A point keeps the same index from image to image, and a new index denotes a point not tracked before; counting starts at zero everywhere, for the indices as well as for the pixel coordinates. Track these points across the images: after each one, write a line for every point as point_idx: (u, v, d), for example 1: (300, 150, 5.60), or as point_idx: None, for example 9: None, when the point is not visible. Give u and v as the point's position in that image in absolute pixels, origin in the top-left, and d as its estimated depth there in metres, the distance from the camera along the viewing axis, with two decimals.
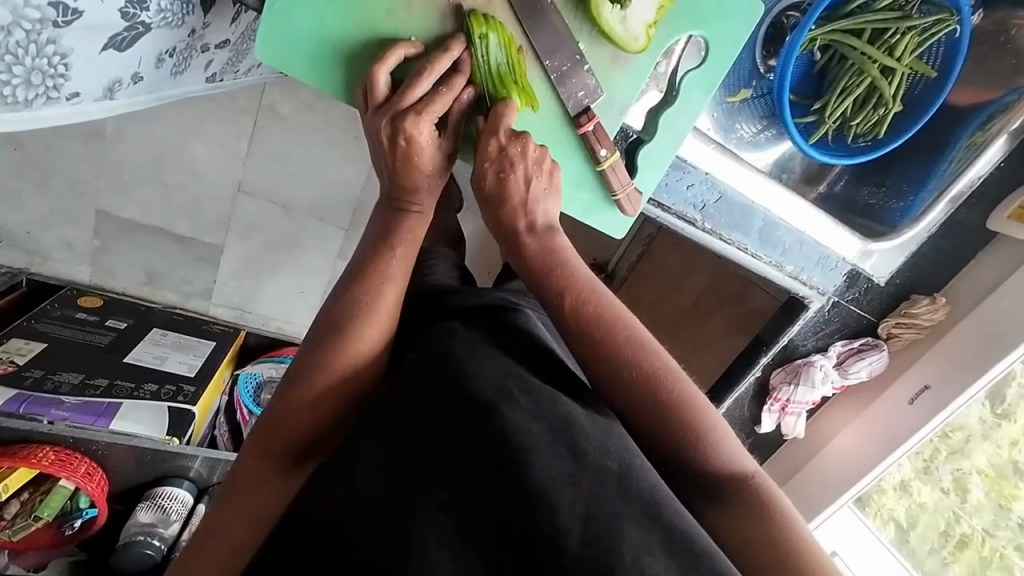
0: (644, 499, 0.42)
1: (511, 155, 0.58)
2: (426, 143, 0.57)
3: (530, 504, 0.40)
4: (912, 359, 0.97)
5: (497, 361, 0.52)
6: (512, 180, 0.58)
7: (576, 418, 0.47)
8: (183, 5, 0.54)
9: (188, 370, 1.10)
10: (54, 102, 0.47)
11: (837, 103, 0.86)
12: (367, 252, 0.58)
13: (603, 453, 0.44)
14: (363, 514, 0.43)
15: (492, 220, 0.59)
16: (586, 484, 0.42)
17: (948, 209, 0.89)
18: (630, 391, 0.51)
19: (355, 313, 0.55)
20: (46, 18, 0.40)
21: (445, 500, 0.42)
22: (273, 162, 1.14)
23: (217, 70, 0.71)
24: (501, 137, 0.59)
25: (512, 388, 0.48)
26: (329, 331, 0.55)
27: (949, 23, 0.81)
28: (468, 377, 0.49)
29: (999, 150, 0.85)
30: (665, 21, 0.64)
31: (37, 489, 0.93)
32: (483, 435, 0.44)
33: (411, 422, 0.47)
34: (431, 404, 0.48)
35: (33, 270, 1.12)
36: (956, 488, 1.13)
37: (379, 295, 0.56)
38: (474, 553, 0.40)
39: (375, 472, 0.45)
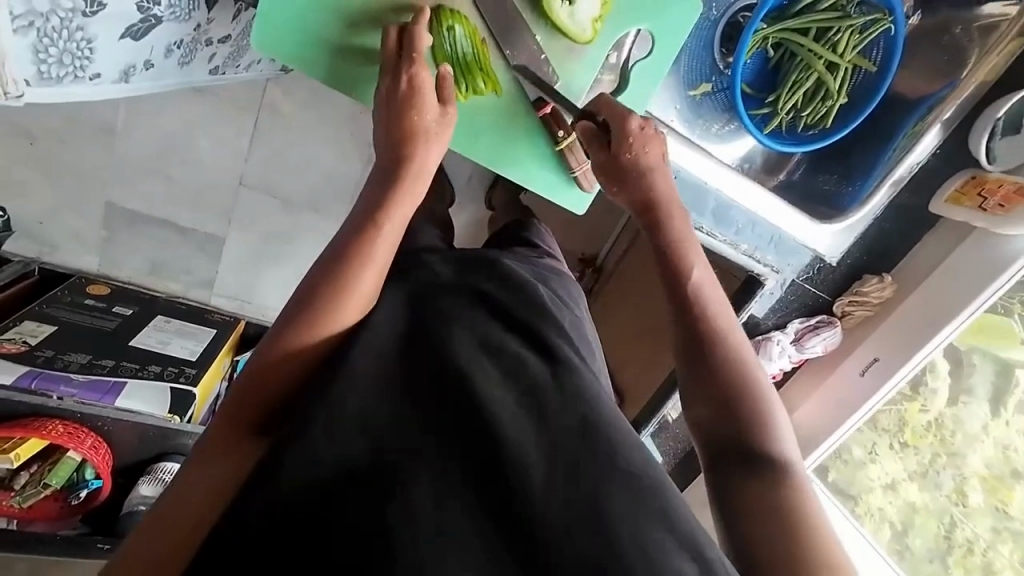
0: (605, 453, 0.49)
1: (652, 132, 0.64)
2: (425, 87, 0.61)
3: (502, 455, 0.48)
4: (865, 336, 1.03)
5: (478, 332, 0.57)
6: (649, 159, 0.64)
7: (543, 383, 0.54)
8: (190, 2, 0.62)
9: (189, 354, 1.17)
10: (79, 81, 0.55)
11: (788, 96, 0.94)
12: (354, 223, 0.57)
13: (568, 412, 0.52)
14: (355, 472, 0.48)
15: (633, 192, 0.65)
16: (550, 439, 0.49)
17: (890, 192, 0.96)
18: (713, 365, 0.59)
19: (331, 292, 0.55)
20: (76, 8, 0.48)
21: (432, 456, 0.48)
22: (272, 156, 1.22)
23: (219, 63, 0.79)
24: (636, 119, 0.65)
25: (485, 356, 0.55)
26: (312, 301, 0.55)
27: (883, 22, 0.88)
28: (450, 347, 0.55)
29: (935, 137, 0.92)
30: (611, 17, 0.72)
31: (43, 464, 1.00)
32: (462, 399, 0.51)
33: (399, 388, 0.53)
34: (411, 377, 0.54)
35: (44, 259, 1.21)
36: (957, 491, 1.24)
37: (359, 276, 0.56)
38: (455, 494, 0.47)
39: (363, 443, 0.50)
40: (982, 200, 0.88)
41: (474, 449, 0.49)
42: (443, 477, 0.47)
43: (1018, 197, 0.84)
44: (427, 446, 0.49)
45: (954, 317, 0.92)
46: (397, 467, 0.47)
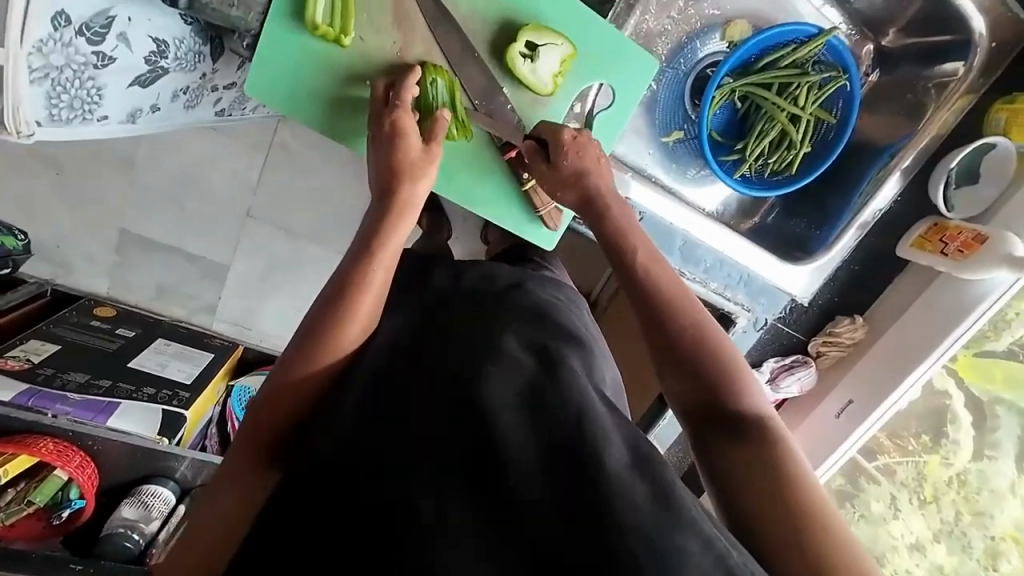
0: (596, 440, 0.47)
1: (586, 139, 0.67)
2: (410, 128, 0.63)
3: (496, 446, 0.48)
4: (839, 378, 1.04)
5: (475, 334, 0.59)
6: (586, 161, 0.68)
7: (539, 380, 0.53)
8: (196, 56, 0.68)
9: (185, 377, 1.21)
10: (88, 122, 0.61)
11: (756, 144, 0.99)
12: (356, 249, 0.61)
13: (563, 403, 0.50)
14: (362, 466, 0.52)
15: (576, 192, 0.68)
16: (544, 430, 0.49)
17: (857, 235, 0.99)
18: (681, 337, 0.61)
19: (337, 313, 0.60)
20: (88, 62, 0.54)
21: (431, 450, 0.50)
22: (276, 190, 1.31)
23: (225, 106, 0.87)
24: (568, 131, 0.69)
25: (481, 354, 0.56)
26: (319, 323, 0.60)
27: (839, 80, 0.94)
28: (446, 353, 0.58)
29: (894, 186, 0.95)
30: (571, 72, 0.74)
31: (31, 480, 1.02)
32: (457, 396, 0.52)
33: (400, 388, 0.56)
34: (411, 377, 0.57)
35: (58, 281, 1.28)
36: (989, 559, 1.10)
37: (356, 301, 0.60)
38: (456, 485, 0.47)
39: (370, 441, 0.53)
40: (943, 246, 0.90)
41: (470, 446, 0.49)
42: (443, 470, 0.48)
43: (976, 243, 0.87)
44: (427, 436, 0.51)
45: (923, 361, 0.93)
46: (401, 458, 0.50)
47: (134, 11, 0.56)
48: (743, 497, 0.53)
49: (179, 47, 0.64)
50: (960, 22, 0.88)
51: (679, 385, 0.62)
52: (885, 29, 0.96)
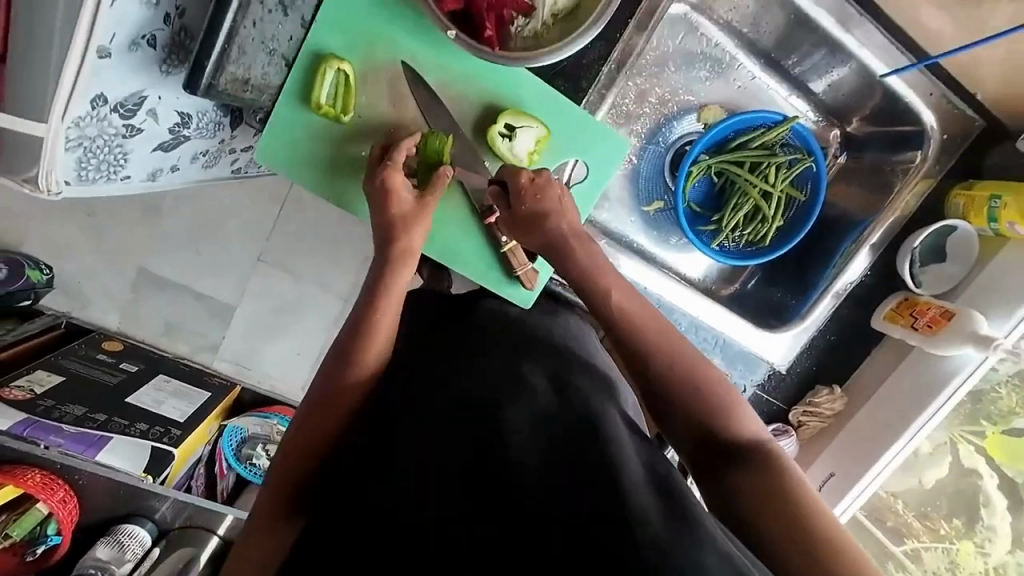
0: (608, 462, 0.56)
1: (542, 182, 0.73)
2: (400, 189, 0.73)
3: (519, 462, 0.58)
4: (822, 448, 1.03)
5: (495, 367, 0.70)
6: (547, 202, 0.73)
7: (551, 406, 0.64)
8: (215, 127, 0.78)
9: (179, 416, 1.22)
10: (111, 181, 0.69)
11: (731, 217, 1.05)
12: (365, 294, 0.73)
13: (574, 429, 0.61)
14: (407, 477, 0.61)
15: (541, 234, 0.73)
16: (558, 451, 0.59)
17: (832, 305, 1.00)
18: (677, 371, 0.70)
19: (357, 346, 0.72)
20: (118, 133, 0.62)
21: (463, 466, 0.60)
22: (289, 236, 1.39)
23: (242, 166, 0.97)
24: (529, 171, 0.74)
25: (503, 385, 0.66)
26: (342, 357, 0.73)
27: (805, 162, 1.00)
28: (472, 381, 0.68)
29: (864, 260, 0.99)
30: (547, 151, 0.81)
31: (12, 512, 1.04)
32: (482, 420, 0.63)
33: (433, 411, 0.67)
34: (443, 403, 0.67)
35: (74, 314, 1.37)
36: None
37: (370, 337, 0.72)
38: (487, 494, 0.57)
39: (409, 455, 0.63)
40: (913, 320, 0.93)
41: (496, 463, 0.59)
42: (474, 485, 0.58)
43: (943, 319, 0.90)
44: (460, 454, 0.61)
45: (900, 436, 0.93)
46: (444, 472, 0.60)
47: (166, 93, 0.65)
48: (750, 514, 0.61)
49: (201, 119, 0.73)
50: (912, 115, 0.93)
51: (680, 424, 0.70)
52: (849, 117, 1.01)
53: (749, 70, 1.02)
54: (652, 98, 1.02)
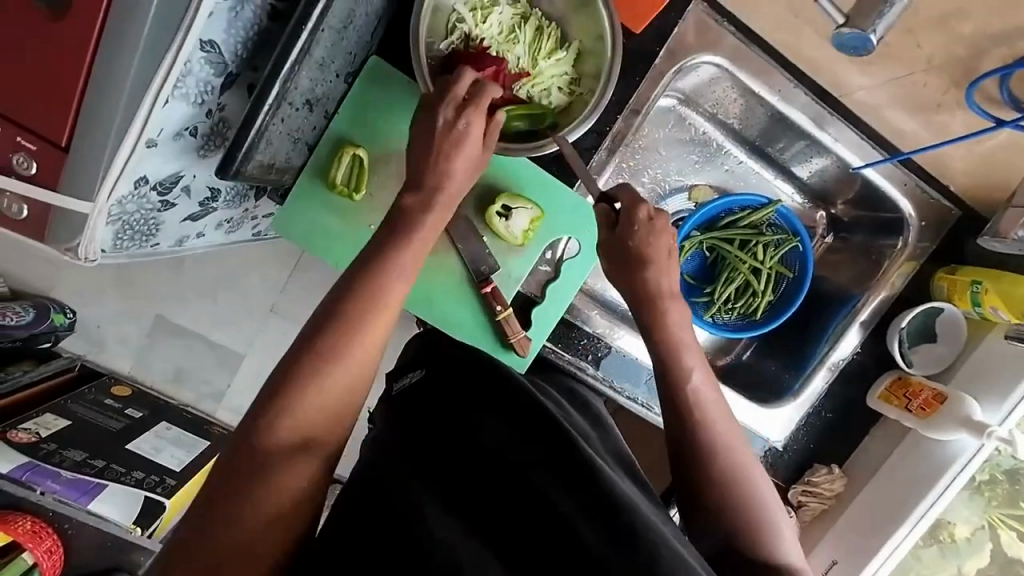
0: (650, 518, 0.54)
1: (660, 224, 0.74)
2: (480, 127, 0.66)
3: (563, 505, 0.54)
4: (824, 532, 0.99)
5: (519, 410, 0.67)
6: (655, 244, 0.75)
7: (586, 449, 0.61)
8: (241, 198, 0.87)
9: (176, 464, 1.23)
10: (144, 248, 0.77)
11: (722, 289, 1.08)
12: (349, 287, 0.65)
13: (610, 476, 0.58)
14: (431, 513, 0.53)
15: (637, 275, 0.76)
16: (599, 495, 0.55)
17: (827, 379, 1.00)
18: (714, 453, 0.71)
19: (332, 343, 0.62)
20: (154, 207, 0.70)
21: (494, 510, 0.55)
22: (300, 290, 1.44)
23: (262, 229, 1.05)
24: (649, 209, 0.76)
25: (533, 428, 0.64)
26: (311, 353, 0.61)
27: (791, 242, 1.05)
28: (501, 422, 0.65)
29: (856, 337, 1.00)
30: (542, 227, 0.87)
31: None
32: (517, 458, 0.59)
33: (460, 446, 0.61)
34: (470, 440, 0.61)
35: (89, 357, 1.43)
36: None
37: (351, 337, 0.62)
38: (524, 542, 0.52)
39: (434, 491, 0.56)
40: (907, 401, 0.93)
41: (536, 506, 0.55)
42: (507, 529, 0.53)
43: (937, 402, 0.90)
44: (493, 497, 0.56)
45: (900, 526, 0.89)
46: (484, 512, 0.55)
47: (200, 172, 0.74)
48: None
49: (229, 192, 0.82)
50: (890, 203, 0.98)
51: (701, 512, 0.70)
52: (834, 201, 1.07)
53: (735, 156, 1.09)
54: (646, 178, 1.09)
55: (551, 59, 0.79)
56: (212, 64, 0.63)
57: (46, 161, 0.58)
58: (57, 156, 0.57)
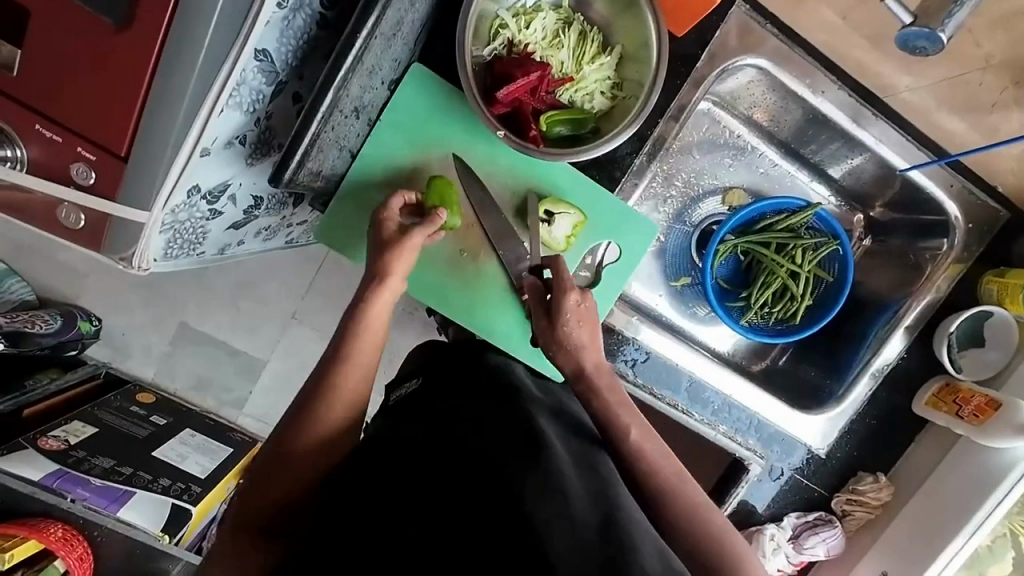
0: (601, 519, 0.55)
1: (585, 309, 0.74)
2: (388, 223, 0.77)
3: (516, 508, 0.56)
4: (871, 541, 0.98)
5: (492, 416, 0.70)
6: (573, 324, 0.74)
7: (551, 451, 0.63)
8: (280, 206, 0.87)
9: (200, 472, 1.22)
10: (191, 257, 0.77)
11: (759, 293, 1.06)
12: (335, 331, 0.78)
13: (569, 478, 0.60)
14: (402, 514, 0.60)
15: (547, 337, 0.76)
16: (552, 496, 0.57)
17: (870, 386, 0.98)
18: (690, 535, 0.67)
19: (327, 382, 0.75)
20: (203, 216, 0.71)
21: (455, 512, 0.58)
22: (321, 296, 1.42)
23: (296, 236, 1.05)
24: (575, 293, 0.74)
25: (500, 433, 0.67)
26: (314, 390, 0.76)
27: (831, 245, 1.03)
28: (473, 429, 0.68)
29: (900, 343, 0.98)
30: (584, 233, 0.86)
31: (29, 569, 1.07)
32: (479, 464, 0.62)
33: (435, 454, 0.66)
34: (444, 450, 0.66)
35: (114, 364, 1.44)
36: None
37: (335, 378, 0.76)
38: (480, 538, 0.56)
39: (407, 499, 0.61)
40: (958, 408, 0.91)
41: (492, 508, 0.57)
42: (466, 528, 0.57)
43: (990, 408, 0.88)
44: (457, 502, 0.60)
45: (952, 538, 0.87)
46: (445, 512, 0.59)
47: (246, 181, 0.74)
48: None
49: (270, 201, 0.82)
50: (934, 205, 0.96)
51: None
52: (872, 203, 1.05)
53: (770, 158, 1.08)
54: (678, 182, 1.08)
55: (595, 63, 0.78)
56: (264, 73, 0.63)
57: (105, 171, 0.58)
58: (116, 166, 0.58)
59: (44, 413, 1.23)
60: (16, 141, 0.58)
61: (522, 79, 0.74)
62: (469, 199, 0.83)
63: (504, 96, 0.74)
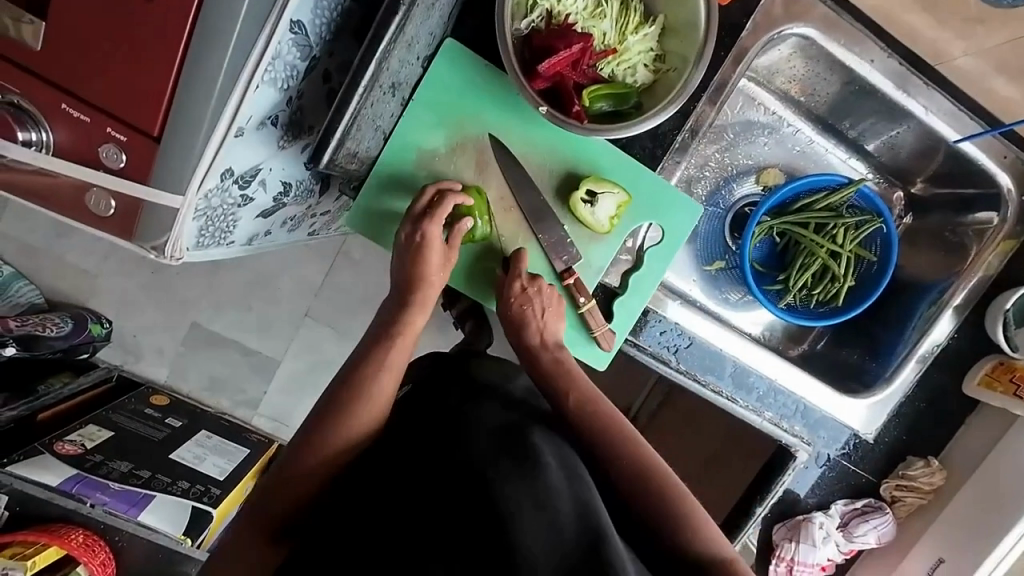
0: (592, 534, 0.53)
1: (532, 291, 0.78)
2: (435, 241, 0.75)
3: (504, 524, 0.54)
4: (925, 527, 0.95)
5: (483, 423, 0.67)
6: (530, 311, 0.79)
7: (543, 461, 0.60)
8: (307, 194, 0.83)
9: (219, 473, 1.17)
10: (222, 247, 0.73)
11: (798, 276, 1.02)
12: (368, 344, 0.75)
13: (562, 490, 0.57)
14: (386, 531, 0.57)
15: (517, 341, 0.80)
16: (543, 511, 0.55)
17: (917, 369, 0.95)
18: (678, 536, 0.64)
19: (353, 396, 0.71)
20: (235, 202, 0.67)
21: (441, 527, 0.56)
22: (336, 291, 1.38)
23: (316, 228, 1.01)
24: (522, 280, 0.79)
25: (491, 440, 0.63)
26: (333, 403, 0.71)
27: (875, 223, 0.99)
28: (463, 436, 0.65)
29: (949, 323, 0.94)
30: (627, 215, 0.83)
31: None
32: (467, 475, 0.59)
33: (422, 467, 0.63)
34: (432, 461, 0.63)
35: (127, 366, 1.40)
36: None
37: (359, 393, 0.71)
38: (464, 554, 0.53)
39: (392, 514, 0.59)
40: (1015, 388, 0.88)
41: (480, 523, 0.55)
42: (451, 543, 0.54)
43: None
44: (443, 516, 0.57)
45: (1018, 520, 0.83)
46: (429, 525, 0.56)
47: (276, 166, 0.70)
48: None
49: (299, 187, 0.79)
50: (984, 177, 0.92)
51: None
52: (913, 178, 1.02)
53: (806, 135, 1.05)
54: (712, 162, 1.05)
55: (638, 34, 0.74)
56: (298, 47, 0.59)
57: (137, 152, 0.55)
58: (149, 147, 0.54)
59: (62, 416, 1.19)
60: (42, 122, 0.55)
61: (564, 51, 0.71)
62: (507, 180, 0.79)
63: (545, 70, 0.71)
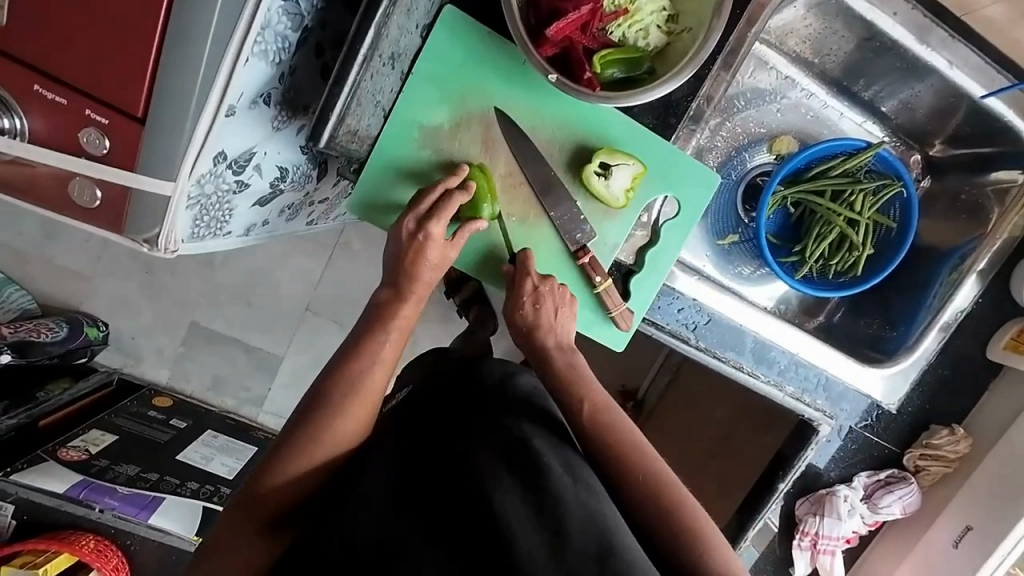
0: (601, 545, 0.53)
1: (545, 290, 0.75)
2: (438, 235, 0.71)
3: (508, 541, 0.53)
4: (950, 495, 0.94)
5: (484, 431, 0.65)
6: (543, 311, 0.75)
7: (547, 470, 0.59)
8: (304, 180, 0.79)
9: (228, 472, 1.16)
10: (218, 238, 0.69)
11: (814, 246, 0.99)
12: (357, 335, 0.70)
13: (569, 501, 0.56)
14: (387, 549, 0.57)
15: (525, 339, 0.76)
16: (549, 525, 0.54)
17: (940, 337, 0.92)
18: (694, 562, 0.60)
19: (343, 396, 0.66)
20: (230, 188, 0.63)
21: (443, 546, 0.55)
22: (337, 284, 1.34)
23: (315, 218, 0.97)
24: (534, 278, 0.76)
25: (493, 451, 0.62)
26: (317, 403, 0.66)
27: (894, 187, 0.95)
28: (463, 449, 0.63)
29: (973, 288, 0.91)
30: (640, 188, 0.79)
31: None
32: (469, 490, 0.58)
33: (422, 482, 0.62)
34: (433, 476, 0.62)
35: (126, 369, 1.37)
36: None
37: (347, 395, 0.66)
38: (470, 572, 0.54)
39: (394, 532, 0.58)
40: None
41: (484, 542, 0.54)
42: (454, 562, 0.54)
43: None
44: (446, 533, 0.56)
45: None
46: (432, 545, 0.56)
47: (270, 149, 0.66)
48: None
49: (296, 172, 0.75)
50: (1010, 133, 0.88)
51: None
52: (932, 140, 0.98)
53: (820, 99, 1.01)
54: (723, 132, 1.00)
55: None
56: (289, 15, 0.55)
57: (120, 135, 0.51)
58: (133, 129, 0.50)
59: (64, 421, 1.17)
60: (15, 108, 0.51)
61: (573, 14, 0.66)
62: (515, 156, 0.76)
63: (554, 34, 0.67)
